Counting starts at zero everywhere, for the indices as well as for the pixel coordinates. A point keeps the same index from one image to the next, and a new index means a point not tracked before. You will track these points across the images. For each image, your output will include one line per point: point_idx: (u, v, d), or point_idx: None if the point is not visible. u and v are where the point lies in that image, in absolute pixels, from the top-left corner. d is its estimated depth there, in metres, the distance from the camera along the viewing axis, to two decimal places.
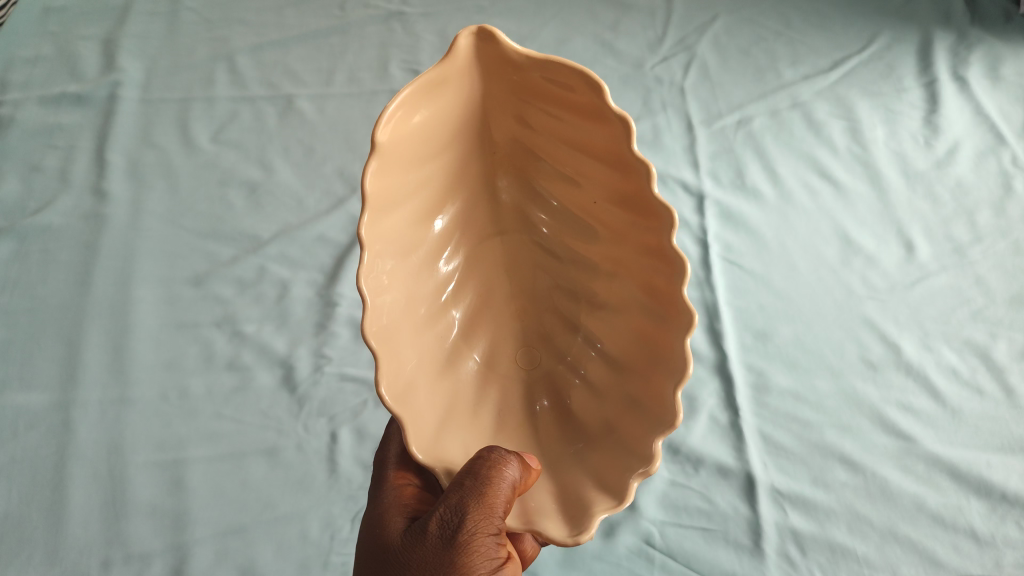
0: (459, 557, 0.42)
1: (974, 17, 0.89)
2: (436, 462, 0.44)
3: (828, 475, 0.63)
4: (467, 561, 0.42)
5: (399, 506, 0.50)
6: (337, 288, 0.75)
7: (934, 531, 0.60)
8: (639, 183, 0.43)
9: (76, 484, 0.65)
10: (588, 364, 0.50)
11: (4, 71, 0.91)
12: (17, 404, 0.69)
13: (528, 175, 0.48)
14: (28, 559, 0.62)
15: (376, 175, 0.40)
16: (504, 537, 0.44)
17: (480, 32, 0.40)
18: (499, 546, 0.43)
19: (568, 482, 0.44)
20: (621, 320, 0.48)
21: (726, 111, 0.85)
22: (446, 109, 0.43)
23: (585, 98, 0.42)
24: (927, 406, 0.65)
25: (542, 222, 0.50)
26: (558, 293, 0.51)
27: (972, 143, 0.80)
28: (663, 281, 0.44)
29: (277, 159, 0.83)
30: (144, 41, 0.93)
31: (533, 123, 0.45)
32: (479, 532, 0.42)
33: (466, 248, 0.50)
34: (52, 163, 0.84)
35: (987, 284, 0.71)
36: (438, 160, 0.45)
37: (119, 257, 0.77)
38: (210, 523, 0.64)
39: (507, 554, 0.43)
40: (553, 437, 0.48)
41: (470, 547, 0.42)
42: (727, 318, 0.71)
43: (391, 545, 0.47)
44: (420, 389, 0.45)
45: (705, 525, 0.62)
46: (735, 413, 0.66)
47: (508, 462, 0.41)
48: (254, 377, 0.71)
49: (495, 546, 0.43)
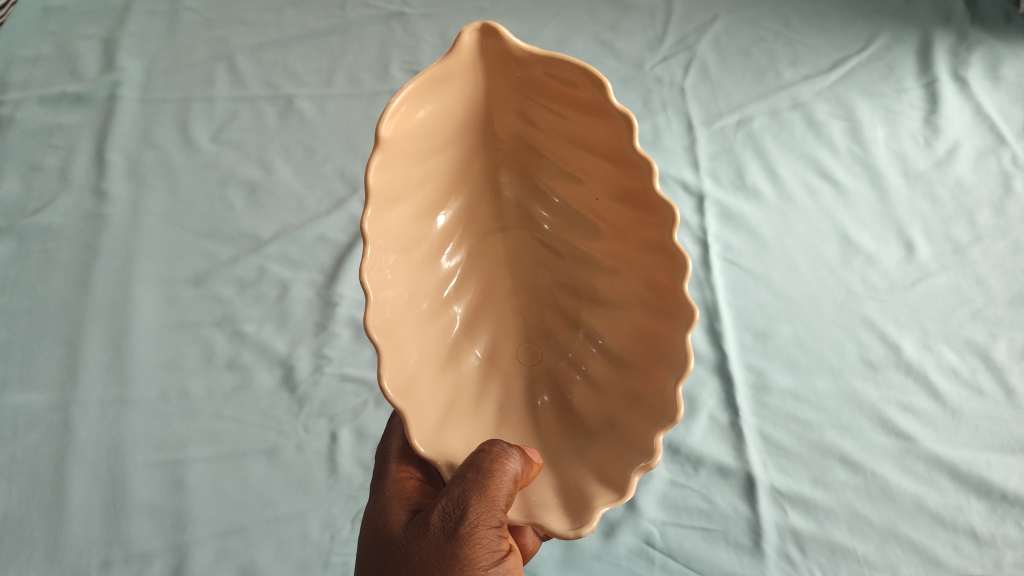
0: (460, 550, 0.42)
1: (974, 17, 0.89)
2: (438, 456, 0.44)
3: (828, 475, 0.63)
4: (469, 553, 0.42)
5: (401, 499, 0.50)
6: (337, 288, 0.75)
7: (934, 531, 0.60)
8: (641, 179, 0.43)
9: (76, 484, 0.65)
10: (589, 360, 0.50)
11: (4, 71, 0.91)
12: (18, 404, 0.69)
13: (530, 171, 0.48)
14: (28, 559, 0.62)
15: (379, 170, 0.40)
16: (506, 530, 0.44)
17: (483, 28, 0.40)
18: (500, 538, 0.43)
19: (569, 477, 0.44)
20: (623, 316, 0.48)
21: (726, 111, 0.85)
22: (449, 105, 0.43)
23: (588, 94, 0.42)
24: (927, 406, 0.65)
25: (543, 219, 0.50)
26: (559, 289, 0.51)
27: (972, 143, 0.80)
28: (664, 277, 0.44)
29: (277, 159, 0.83)
30: (143, 41, 0.93)
31: (535, 119, 0.45)
32: (481, 525, 0.42)
33: (468, 244, 0.50)
34: (52, 164, 0.84)
35: (987, 284, 0.71)
36: (441, 156, 0.45)
37: (119, 257, 0.77)
38: (210, 523, 0.64)
39: (508, 547, 0.43)
40: (554, 433, 0.48)
41: (472, 540, 0.42)
42: (727, 317, 0.71)
43: (393, 537, 0.47)
44: (422, 383, 0.45)
45: (705, 525, 0.62)
46: (735, 413, 0.66)
47: (510, 455, 0.41)
48: (254, 377, 0.71)
49: (497, 539, 0.43)
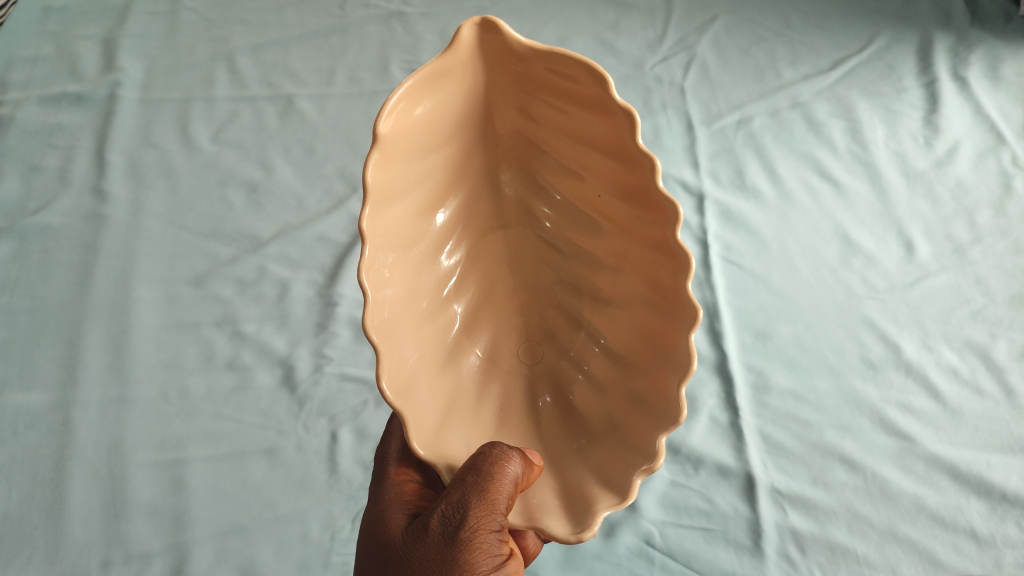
0: (461, 554, 0.42)
1: (974, 17, 0.89)
2: (437, 459, 0.44)
3: (828, 476, 0.63)
4: (469, 559, 0.42)
5: (400, 502, 0.50)
6: (337, 288, 0.75)
7: (934, 531, 0.60)
8: (643, 177, 0.42)
9: (76, 484, 0.65)
10: (591, 359, 0.50)
11: (5, 71, 0.91)
12: (18, 404, 0.69)
13: (531, 168, 0.48)
14: (28, 559, 0.62)
15: (377, 167, 0.40)
16: (507, 534, 0.44)
17: (483, 22, 0.40)
18: (501, 543, 0.42)
19: (570, 479, 0.44)
20: (625, 315, 0.48)
21: (726, 111, 0.85)
22: (448, 101, 0.42)
23: (590, 90, 0.42)
24: (927, 406, 0.65)
25: (545, 216, 0.50)
26: (561, 287, 0.51)
27: (972, 142, 0.80)
28: (667, 275, 0.44)
29: (277, 159, 0.83)
30: (144, 41, 0.93)
31: (536, 114, 0.45)
32: (481, 529, 0.42)
33: (468, 242, 0.50)
34: (52, 163, 0.84)
35: (987, 285, 0.71)
36: (439, 153, 0.45)
37: (119, 257, 0.77)
38: (210, 523, 0.64)
39: (509, 551, 0.43)
40: (555, 434, 0.48)
41: (472, 544, 0.42)
42: (727, 317, 0.71)
43: (392, 542, 0.47)
44: (421, 384, 0.45)
45: (705, 525, 0.62)
46: (735, 413, 0.66)
47: (510, 458, 0.41)
48: (254, 377, 0.71)
49: (498, 543, 0.42)
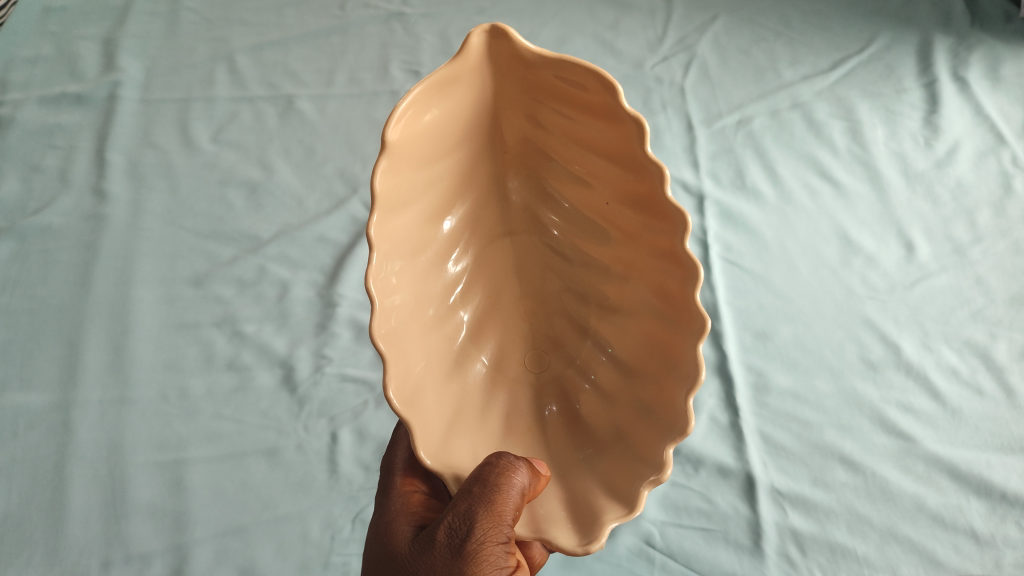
0: (467, 565, 0.43)
1: (974, 17, 0.89)
2: (444, 469, 0.43)
3: (828, 476, 0.63)
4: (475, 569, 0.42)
5: (405, 513, 0.50)
6: (337, 288, 0.75)
7: (934, 531, 0.60)
8: (652, 186, 0.43)
9: (76, 485, 0.65)
10: (598, 368, 0.50)
11: (5, 71, 0.91)
12: (18, 404, 0.69)
13: (539, 176, 0.48)
14: (28, 559, 0.62)
15: (386, 174, 0.40)
16: (514, 545, 0.44)
17: (492, 30, 0.40)
18: (508, 555, 0.43)
19: (577, 489, 0.44)
20: (633, 324, 0.48)
21: (726, 112, 0.85)
22: (458, 107, 0.42)
23: (598, 98, 0.42)
24: (927, 406, 0.65)
25: (553, 224, 0.50)
26: (567, 295, 0.51)
27: (972, 143, 0.80)
28: (675, 284, 0.44)
29: (277, 159, 0.83)
30: (144, 41, 0.93)
31: (545, 122, 0.45)
32: (488, 541, 0.42)
33: (475, 249, 0.50)
34: (52, 164, 0.84)
35: (987, 285, 0.71)
36: (448, 159, 0.44)
37: (120, 257, 0.77)
38: (210, 523, 0.64)
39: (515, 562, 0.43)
40: (562, 443, 0.48)
41: (478, 557, 0.42)
42: (728, 318, 0.71)
43: (400, 554, 0.47)
44: (428, 392, 0.45)
45: (705, 525, 0.62)
46: (735, 413, 0.66)
47: (517, 468, 0.41)
48: (254, 377, 0.71)
49: (504, 555, 0.43)
